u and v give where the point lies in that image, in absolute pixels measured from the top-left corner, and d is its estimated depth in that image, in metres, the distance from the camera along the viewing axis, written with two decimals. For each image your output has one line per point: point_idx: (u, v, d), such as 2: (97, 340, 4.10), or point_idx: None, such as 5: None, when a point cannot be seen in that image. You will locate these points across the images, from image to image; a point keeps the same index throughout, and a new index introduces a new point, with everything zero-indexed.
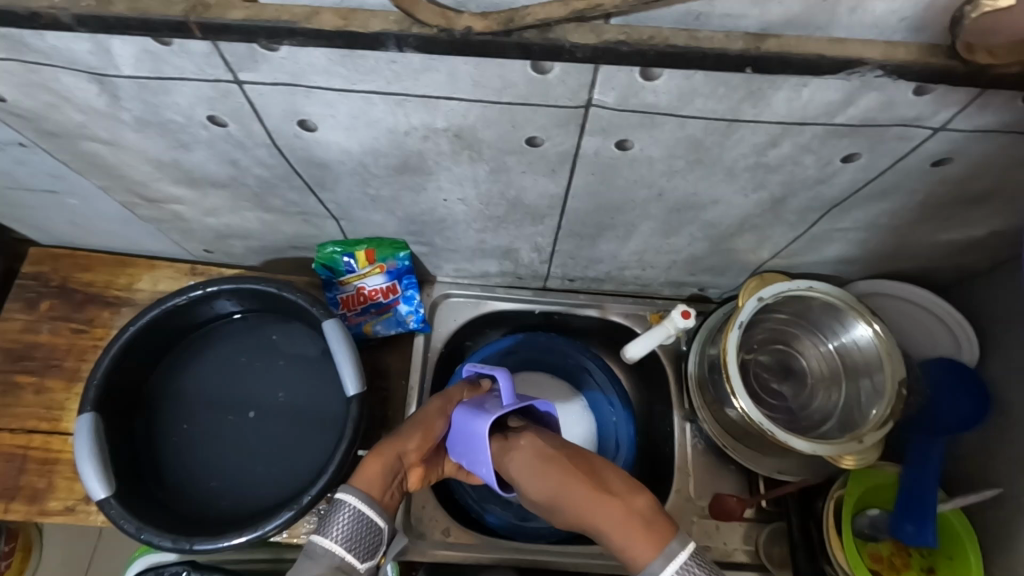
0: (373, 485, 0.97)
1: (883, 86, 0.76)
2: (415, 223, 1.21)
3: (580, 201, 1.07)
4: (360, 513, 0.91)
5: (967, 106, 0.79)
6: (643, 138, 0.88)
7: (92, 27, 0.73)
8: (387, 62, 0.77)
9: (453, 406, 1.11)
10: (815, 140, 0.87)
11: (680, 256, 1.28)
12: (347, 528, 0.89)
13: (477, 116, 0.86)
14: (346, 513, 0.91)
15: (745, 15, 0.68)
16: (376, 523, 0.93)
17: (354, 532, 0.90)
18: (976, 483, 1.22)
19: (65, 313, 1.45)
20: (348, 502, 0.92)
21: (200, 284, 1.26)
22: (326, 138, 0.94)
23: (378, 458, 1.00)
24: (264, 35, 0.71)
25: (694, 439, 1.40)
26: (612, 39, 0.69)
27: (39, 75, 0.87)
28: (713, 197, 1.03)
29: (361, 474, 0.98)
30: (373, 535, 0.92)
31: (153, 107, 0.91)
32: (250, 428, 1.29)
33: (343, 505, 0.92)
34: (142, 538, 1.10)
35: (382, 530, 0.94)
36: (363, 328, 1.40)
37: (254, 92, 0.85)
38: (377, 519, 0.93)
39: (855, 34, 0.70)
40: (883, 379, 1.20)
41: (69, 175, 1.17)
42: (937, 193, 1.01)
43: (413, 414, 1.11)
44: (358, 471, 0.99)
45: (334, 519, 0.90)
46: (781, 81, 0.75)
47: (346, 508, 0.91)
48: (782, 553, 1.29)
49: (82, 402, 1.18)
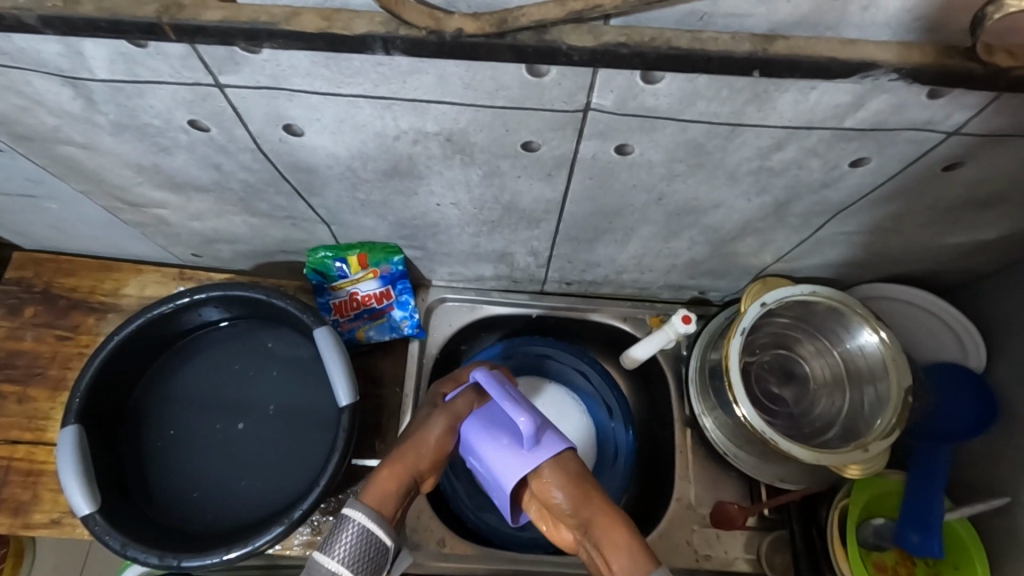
0: (386, 503, 0.90)
1: (894, 89, 0.72)
2: (407, 227, 1.18)
3: (577, 206, 1.04)
4: (367, 531, 0.85)
5: (981, 109, 0.76)
6: (642, 142, 0.85)
7: (60, 29, 0.69)
8: (373, 64, 0.73)
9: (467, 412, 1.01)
10: (822, 144, 0.84)
11: (680, 259, 1.25)
12: (352, 548, 0.83)
13: (469, 120, 0.83)
14: (353, 531, 0.85)
15: (751, 15, 0.65)
16: (385, 543, 0.86)
17: (360, 551, 0.84)
18: (982, 491, 1.20)
19: (48, 320, 1.40)
20: (355, 519, 0.86)
21: (187, 291, 1.22)
22: (312, 143, 0.91)
23: (392, 473, 0.93)
24: (243, 38, 0.68)
25: (694, 446, 1.37)
26: (612, 41, 0.66)
27: (10, 77, 0.83)
28: (715, 201, 1.00)
29: (374, 490, 0.91)
30: (380, 555, 0.86)
31: (130, 110, 0.87)
32: (239, 439, 1.26)
33: (350, 521, 0.86)
34: (127, 555, 1.06)
35: (390, 550, 0.88)
36: (355, 334, 1.36)
37: (236, 96, 0.81)
38: (388, 540, 0.87)
39: (866, 34, 0.67)
40: (888, 386, 1.17)
41: (48, 180, 1.13)
42: (945, 197, 0.98)
43: (425, 419, 1.02)
44: (369, 486, 0.92)
45: (340, 536, 0.84)
46: (788, 83, 0.72)
47: (351, 525, 0.85)
48: (785, 562, 1.26)
49: (65, 415, 1.14)
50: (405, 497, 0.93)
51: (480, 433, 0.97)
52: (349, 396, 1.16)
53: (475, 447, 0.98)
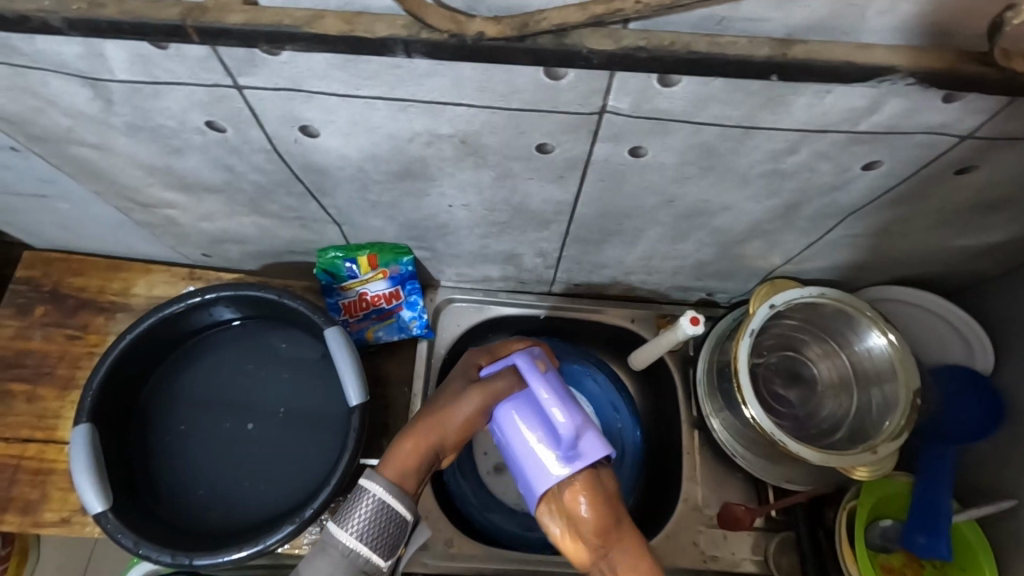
0: (405, 477, 0.95)
1: (909, 93, 0.73)
2: (418, 228, 1.18)
3: (588, 207, 1.04)
4: (384, 505, 0.91)
5: (994, 114, 0.77)
6: (656, 144, 0.85)
7: (82, 31, 0.70)
8: (391, 67, 0.74)
9: (497, 395, 0.99)
10: (835, 147, 0.84)
11: (688, 261, 1.25)
12: (370, 517, 0.90)
13: (485, 122, 0.83)
14: (370, 502, 0.91)
15: (769, 20, 0.66)
16: (402, 517, 0.92)
17: (379, 523, 0.90)
18: (990, 492, 1.20)
19: (57, 319, 1.41)
20: (374, 491, 0.91)
21: (198, 291, 1.23)
22: (327, 144, 0.91)
23: (416, 449, 0.96)
24: (264, 40, 0.68)
25: (702, 447, 1.38)
26: (630, 45, 0.66)
27: (28, 78, 0.84)
28: (726, 204, 1.00)
29: (396, 462, 0.95)
30: (398, 529, 0.92)
31: (146, 111, 0.88)
32: (249, 439, 1.26)
33: (368, 493, 0.91)
34: (138, 553, 1.07)
35: (405, 522, 0.94)
36: (364, 335, 1.36)
37: (253, 97, 0.82)
38: (403, 514, 0.92)
39: (883, 39, 0.68)
40: (897, 388, 1.17)
41: (60, 180, 1.14)
42: (956, 201, 0.99)
43: (454, 394, 1.01)
44: (391, 456, 0.96)
45: (358, 506, 0.91)
46: (804, 87, 0.72)
47: (370, 497, 0.91)
48: (792, 564, 1.26)
49: (76, 413, 1.15)
50: (423, 470, 0.97)
51: (515, 424, 0.96)
52: (360, 395, 1.17)
53: (508, 436, 0.97)
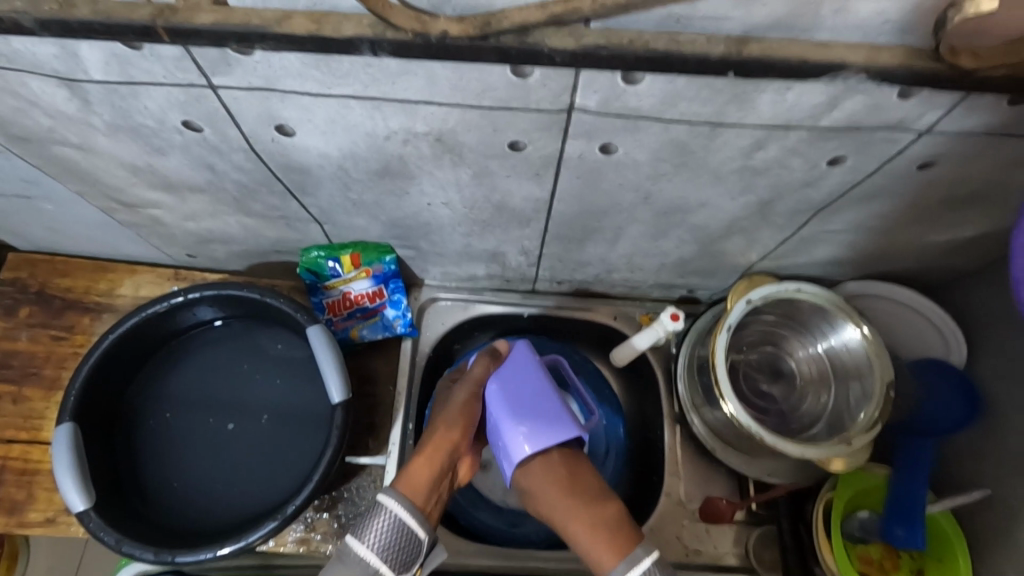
0: (420, 489, 1.01)
1: (868, 90, 0.75)
2: (399, 227, 1.20)
3: (565, 205, 1.06)
4: (401, 521, 0.95)
5: (953, 109, 0.79)
6: (627, 142, 0.87)
7: (58, 31, 0.71)
8: (362, 66, 0.75)
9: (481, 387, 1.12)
10: (801, 144, 0.86)
11: (668, 258, 1.27)
12: (382, 537, 0.93)
13: (458, 120, 0.85)
14: (384, 519, 0.95)
15: (727, 18, 0.67)
16: (416, 536, 0.96)
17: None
18: (965, 484, 1.22)
19: (43, 320, 1.42)
20: (387, 506, 0.95)
21: (181, 290, 1.24)
22: (304, 143, 0.92)
23: (425, 463, 1.04)
24: (235, 40, 0.70)
25: (684, 442, 1.40)
26: (593, 43, 0.68)
27: (6, 80, 0.85)
28: (700, 201, 1.02)
29: (410, 479, 1.01)
30: (410, 546, 0.96)
31: (123, 111, 0.89)
32: (233, 438, 1.27)
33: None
34: (123, 550, 1.07)
35: (421, 542, 0.97)
36: (349, 333, 1.38)
37: (229, 97, 0.83)
38: (417, 530, 0.96)
39: (838, 37, 0.69)
40: (871, 381, 1.20)
41: (43, 180, 1.15)
42: (922, 196, 1.01)
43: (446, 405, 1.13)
44: (404, 475, 1.02)
45: (372, 525, 0.94)
46: (766, 84, 0.74)
47: (385, 513, 0.94)
48: (773, 557, 1.28)
49: (60, 413, 1.16)
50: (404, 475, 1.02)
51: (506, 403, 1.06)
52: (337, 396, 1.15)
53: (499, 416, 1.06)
